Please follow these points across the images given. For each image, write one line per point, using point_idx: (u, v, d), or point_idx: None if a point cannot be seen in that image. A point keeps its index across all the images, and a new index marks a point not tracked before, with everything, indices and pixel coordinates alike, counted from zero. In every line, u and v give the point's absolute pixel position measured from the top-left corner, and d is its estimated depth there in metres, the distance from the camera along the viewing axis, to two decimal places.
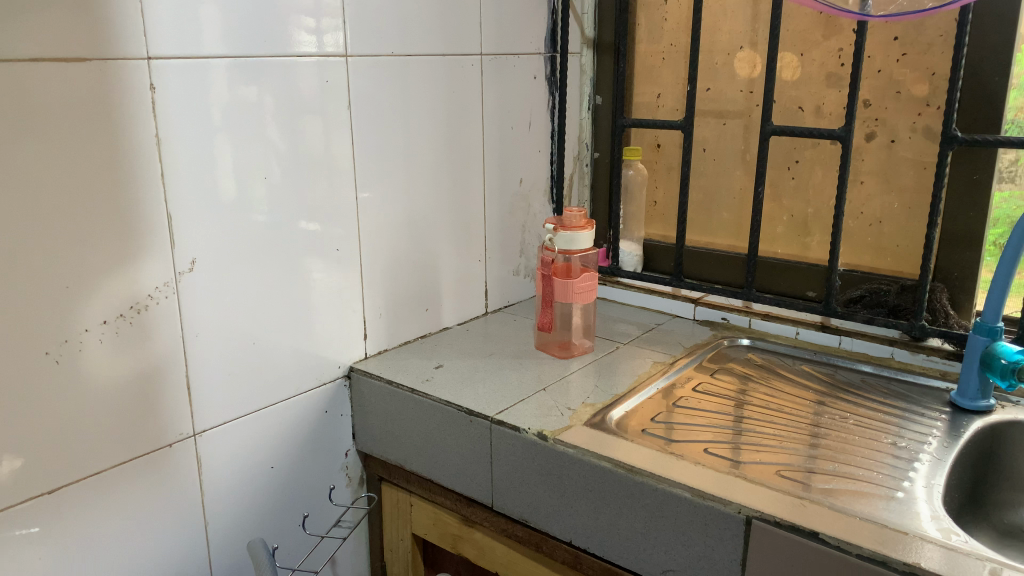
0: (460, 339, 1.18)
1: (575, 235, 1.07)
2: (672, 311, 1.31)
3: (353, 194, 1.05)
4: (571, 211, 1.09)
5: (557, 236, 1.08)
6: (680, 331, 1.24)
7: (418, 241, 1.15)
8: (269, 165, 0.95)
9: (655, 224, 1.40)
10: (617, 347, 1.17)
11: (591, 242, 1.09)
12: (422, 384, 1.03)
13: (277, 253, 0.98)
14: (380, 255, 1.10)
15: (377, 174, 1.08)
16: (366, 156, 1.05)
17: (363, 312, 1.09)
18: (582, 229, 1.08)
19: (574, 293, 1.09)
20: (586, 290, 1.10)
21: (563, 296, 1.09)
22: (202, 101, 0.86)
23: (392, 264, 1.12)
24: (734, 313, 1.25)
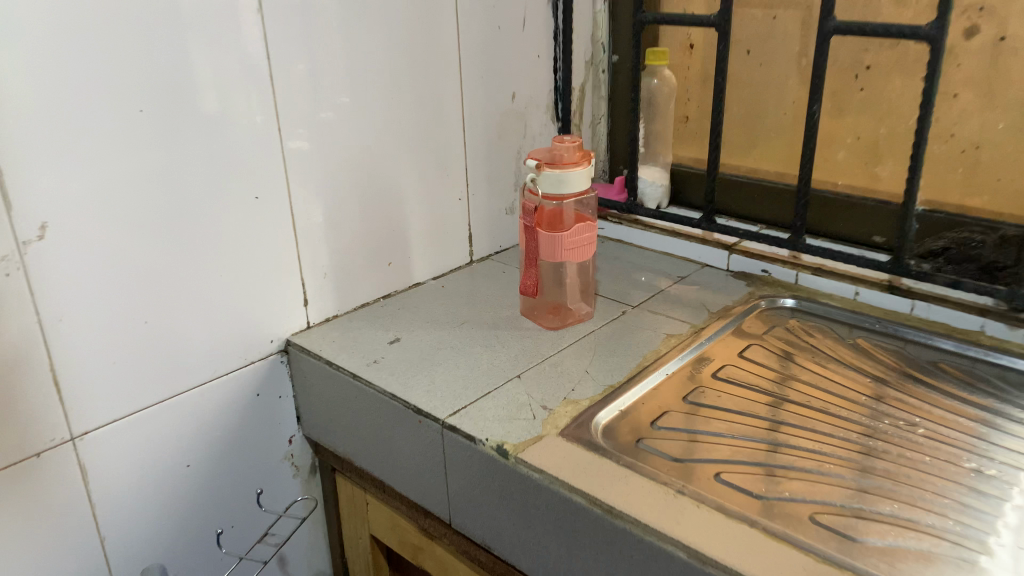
0: (430, 302, 0.96)
1: (567, 176, 0.82)
2: (701, 259, 1.05)
3: (274, 124, 0.81)
4: (562, 142, 0.84)
5: (544, 177, 0.83)
6: (708, 286, 0.99)
7: (374, 180, 0.92)
8: (152, 89, 0.71)
9: (686, 145, 1.13)
10: (624, 310, 0.93)
11: (588, 184, 0.85)
12: (367, 368, 0.82)
13: (171, 206, 0.75)
14: (321, 200, 0.88)
15: (311, 98, 0.84)
16: (294, 75, 0.81)
17: (301, 273, 0.88)
18: (576, 167, 0.83)
19: (566, 251, 0.85)
20: (582, 246, 0.86)
21: (552, 254, 0.85)
22: (34, 9, 0.63)
23: (337, 211, 0.90)
24: (778, 264, 0.99)
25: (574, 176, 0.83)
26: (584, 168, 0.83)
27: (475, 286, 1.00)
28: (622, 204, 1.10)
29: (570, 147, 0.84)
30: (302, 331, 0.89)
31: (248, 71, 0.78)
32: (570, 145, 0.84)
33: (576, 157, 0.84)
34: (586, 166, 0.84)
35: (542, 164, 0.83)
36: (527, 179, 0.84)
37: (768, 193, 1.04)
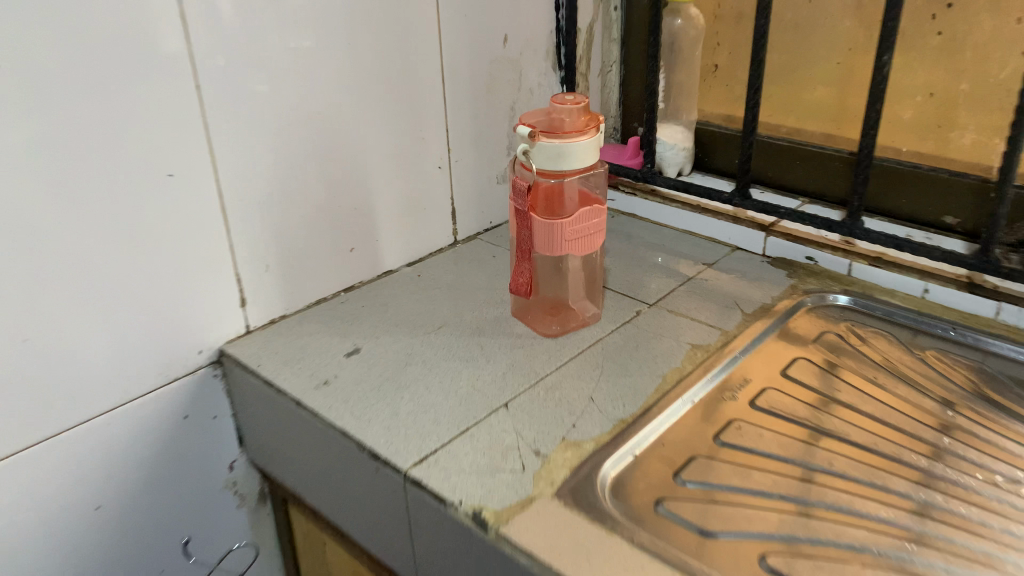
0: (399, 299, 0.78)
1: (568, 148, 0.64)
2: (732, 241, 0.87)
3: (189, 82, 0.62)
4: (563, 104, 0.66)
5: (539, 149, 0.65)
6: (741, 276, 0.81)
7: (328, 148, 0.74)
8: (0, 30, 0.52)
9: (714, 99, 0.94)
10: (638, 310, 0.75)
11: (595, 158, 0.66)
12: (314, 392, 0.65)
13: (47, 189, 0.57)
14: (259, 177, 0.69)
15: (241, 45, 0.65)
16: (214, 14, 0.62)
17: (234, 267, 0.70)
18: (581, 137, 0.65)
19: (566, 242, 0.68)
20: (586, 236, 0.68)
21: (549, 247, 0.68)
22: None
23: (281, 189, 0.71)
24: (826, 251, 0.80)
25: (578, 149, 0.65)
26: (590, 139, 0.65)
27: (457, 276, 0.83)
28: (636, 172, 0.92)
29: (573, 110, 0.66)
30: (233, 344, 0.72)
31: (151, 10, 0.58)
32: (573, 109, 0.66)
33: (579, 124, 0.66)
34: (593, 135, 0.66)
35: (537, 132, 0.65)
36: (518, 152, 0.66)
37: (815, 158, 0.86)
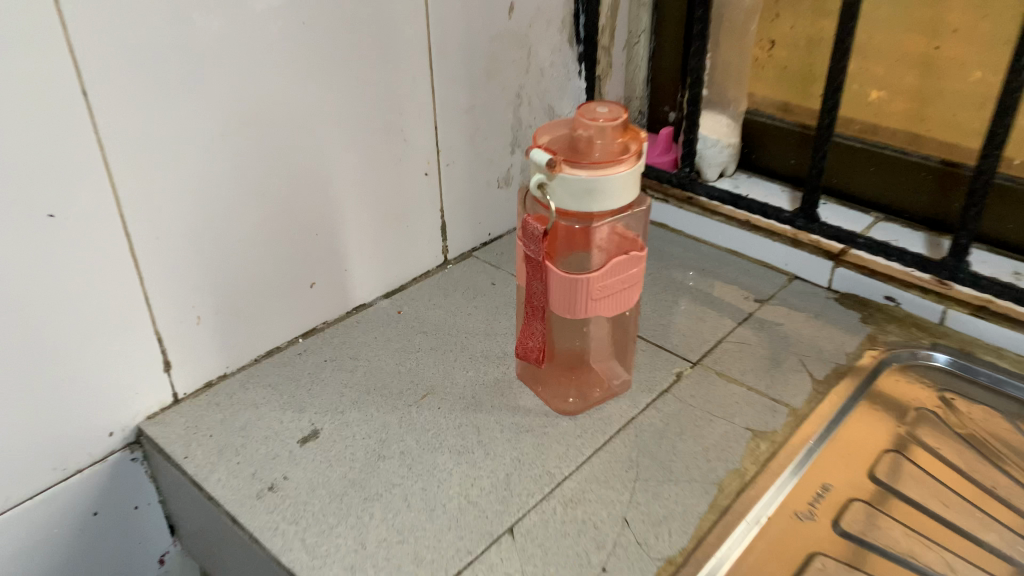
0: (373, 349, 0.61)
1: (601, 183, 0.47)
2: (789, 268, 0.70)
3: (71, 91, 0.44)
4: (594, 122, 0.48)
5: (561, 183, 0.47)
6: (803, 320, 0.65)
7: (278, 163, 0.55)
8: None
9: (769, 84, 0.75)
10: (679, 374, 0.59)
11: (634, 194, 0.49)
12: (255, 502, 0.49)
13: None
14: (181, 208, 0.51)
15: (152, 35, 0.46)
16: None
17: (152, 324, 0.53)
18: (618, 167, 0.47)
19: (592, 302, 0.50)
20: (619, 292, 0.51)
21: (570, 308, 0.50)
22: None
23: (214, 221, 0.54)
24: (914, 292, 0.64)
25: (613, 185, 0.47)
26: (630, 170, 0.47)
27: (446, 313, 0.66)
28: (670, 175, 0.74)
29: (606, 130, 0.48)
30: (156, 421, 0.55)
31: None
32: (605, 128, 0.48)
33: (615, 149, 0.48)
34: (635, 165, 0.48)
35: (559, 160, 0.47)
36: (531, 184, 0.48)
37: (898, 168, 0.69)
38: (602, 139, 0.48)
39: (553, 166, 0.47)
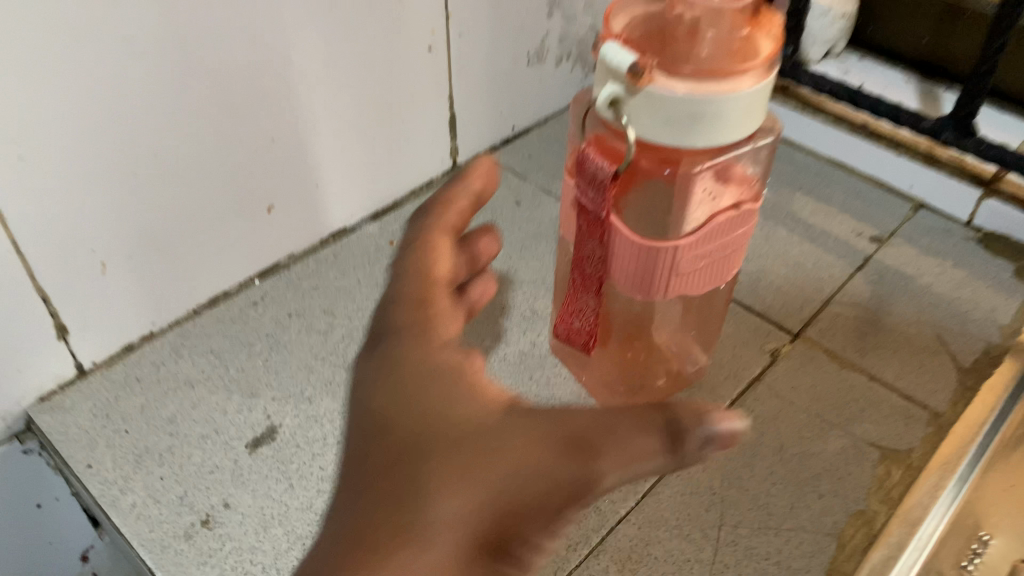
0: (355, 301, 0.45)
1: (713, 107, 0.28)
2: (915, 192, 0.52)
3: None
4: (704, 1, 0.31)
5: (647, 102, 0.29)
6: (937, 270, 0.48)
7: (209, 43, 0.37)
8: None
9: None
10: (774, 353, 0.43)
11: (757, 124, 0.30)
12: (182, 546, 0.35)
13: None
14: (51, 114, 0.33)
15: None
16: None
17: (33, 282, 0.37)
18: (741, 81, 0.29)
19: (674, 280, 0.33)
20: (712, 265, 0.34)
21: (639, 285, 0.34)
22: None
23: (111, 131, 0.36)
24: None
25: (731, 111, 0.29)
26: (760, 87, 0.29)
27: None
28: None
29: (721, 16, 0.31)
30: (52, 408, 0.40)
31: None
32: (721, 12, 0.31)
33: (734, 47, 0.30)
34: (767, 77, 0.29)
35: (650, 60, 0.28)
36: (600, 100, 0.30)
37: None
38: (712, 28, 0.31)
39: (638, 70, 0.28)
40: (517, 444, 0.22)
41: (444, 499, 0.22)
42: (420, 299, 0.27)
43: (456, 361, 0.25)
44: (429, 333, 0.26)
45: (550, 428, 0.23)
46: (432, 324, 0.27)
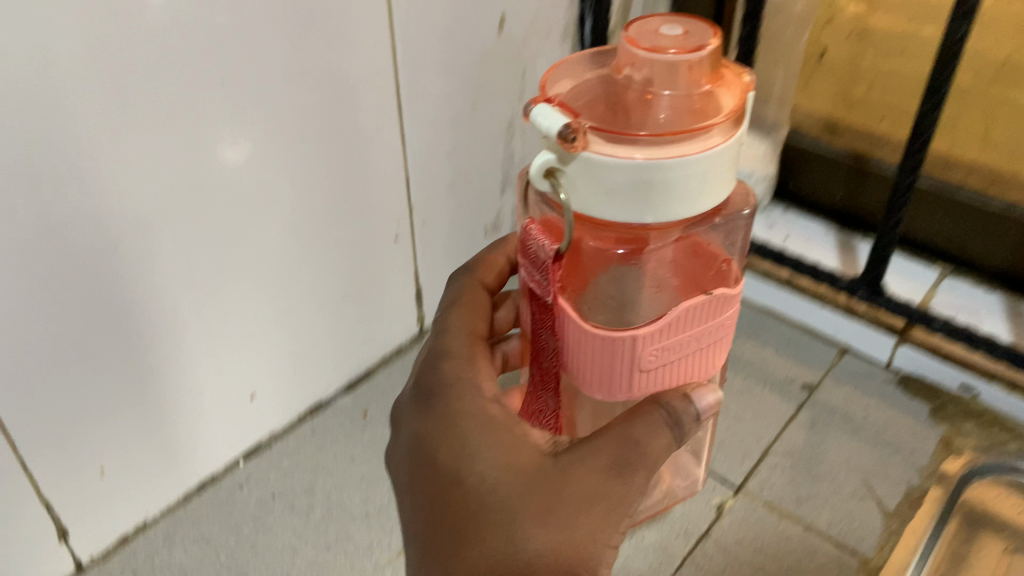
0: (334, 479, 0.49)
1: (665, 174, 0.27)
2: (841, 337, 0.58)
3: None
4: (655, 57, 0.29)
5: (584, 168, 0.27)
6: (865, 414, 0.53)
7: (209, 278, 0.41)
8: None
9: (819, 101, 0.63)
10: (720, 507, 0.48)
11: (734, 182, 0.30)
12: None
13: None
14: (64, 362, 0.37)
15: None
16: None
17: (39, 498, 0.40)
18: (694, 149, 0.27)
19: (644, 375, 0.31)
20: (697, 351, 0.32)
21: (606, 384, 0.31)
22: None
23: (120, 360, 0.39)
24: (996, 385, 0.52)
25: (693, 178, 0.27)
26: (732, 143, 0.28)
27: None
28: None
29: (681, 62, 0.29)
30: None
31: None
32: (678, 62, 0.29)
33: (699, 81, 0.29)
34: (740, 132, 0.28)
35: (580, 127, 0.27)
36: (534, 168, 0.28)
37: (978, 218, 0.56)
38: (670, 88, 0.29)
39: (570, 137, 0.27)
40: (576, 501, 0.29)
41: (558, 526, 0.29)
42: (470, 352, 0.34)
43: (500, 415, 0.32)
44: (480, 388, 0.32)
45: (596, 473, 0.30)
46: (479, 364, 0.34)
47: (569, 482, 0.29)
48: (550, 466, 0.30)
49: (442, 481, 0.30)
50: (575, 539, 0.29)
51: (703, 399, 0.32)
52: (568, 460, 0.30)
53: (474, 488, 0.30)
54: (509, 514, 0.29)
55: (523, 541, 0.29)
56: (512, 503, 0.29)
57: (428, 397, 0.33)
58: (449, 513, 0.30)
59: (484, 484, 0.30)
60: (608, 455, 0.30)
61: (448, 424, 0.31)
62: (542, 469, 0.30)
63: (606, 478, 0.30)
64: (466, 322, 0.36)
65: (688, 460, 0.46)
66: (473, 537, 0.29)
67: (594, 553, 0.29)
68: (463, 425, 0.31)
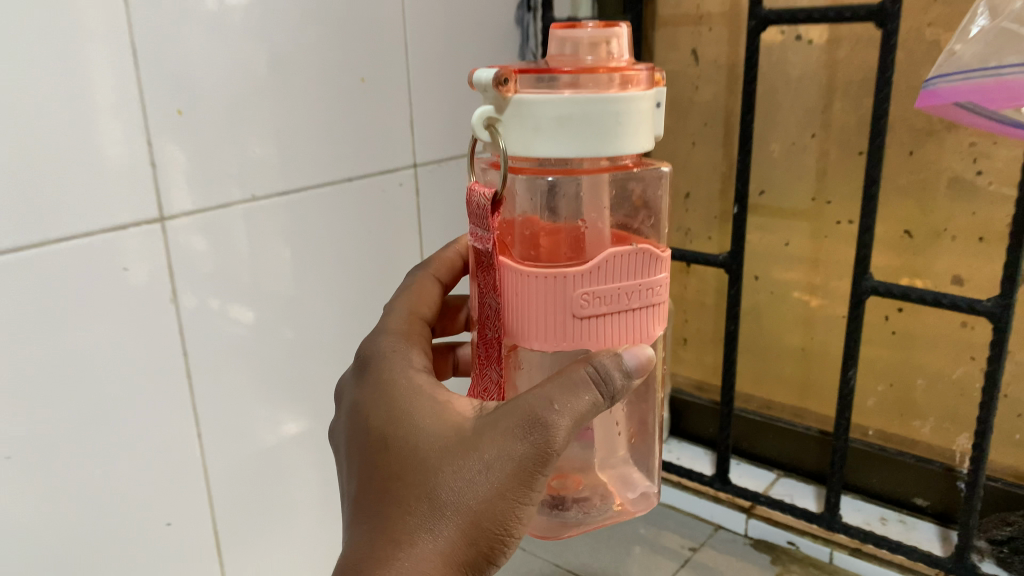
0: None
1: (583, 108, 0.38)
2: (714, 518, 0.89)
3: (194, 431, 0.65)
4: (575, 33, 0.42)
5: (518, 109, 0.39)
6: (730, 561, 0.83)
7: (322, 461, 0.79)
8: (6, 388, 0.52)
9: (691, 369, 1.00)
10: None
11: (652, 142, 0.41)
12: None
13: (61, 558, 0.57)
14: (257, 504, 0.73)
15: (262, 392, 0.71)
16: (238, 366, 0.68)
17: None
18: (614, 90, 0.39)
19: (581, 306, 0.42)
20: (630, 307, 0.43)
21: (552, 313, 0.42)
22: None
23: (278, 506, 0.75)
24: (807, 537, 0.83)
25: (609, 117, 0.38)
26: (637, 97, 0.39)
27: None
28: None
29: (593, 39, 0.42)
30: None
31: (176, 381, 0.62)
32: (595, 41, 0.42)
33: (612, 56, 0.42)
34: (649, 90, 0.40)
35: (513, 74, 0.38)
36: (476, 121, 0.40)
37: (788, 435, 0.92)
38: (591, 56, 0.42)
39: (503, 80, 0.38)
40: (479, 456, 0.43)
41: (461, 474, 0.43)
42: (405, 329, 0.54)
43: (440, 399, 0.46)
44: (414, 363, 0.50)
45: (503, 434, 0.43)
46: (414, 338, 0.53)
47: (488, 438, 0.43)
48: (470, 431, 0.44)
49: (386, 438, 0.46)
50: (477, 489, 0.42)
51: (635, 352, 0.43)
52: (485, 425, 0.43)
53: (407, 445, 0.45)
54: (426, 464, 0.44)
55: (430, 484, 0.43)
56: (429, 457, 0.44)
57: (370, 360, 0.51)
58: (390, 460, 0.45)
59: (418, 443, 0.44)
60: (527, 416, 0.42)
61: (393, 396, 0.48)
62: (457, 433, 0.44)
63: (521, 435, 0.42)
64: (404, 311, 0.57)
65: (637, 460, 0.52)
66: (400, 480, 0.44)
67: (496, 499, 0.42)
68: (415, 402, 0.47)
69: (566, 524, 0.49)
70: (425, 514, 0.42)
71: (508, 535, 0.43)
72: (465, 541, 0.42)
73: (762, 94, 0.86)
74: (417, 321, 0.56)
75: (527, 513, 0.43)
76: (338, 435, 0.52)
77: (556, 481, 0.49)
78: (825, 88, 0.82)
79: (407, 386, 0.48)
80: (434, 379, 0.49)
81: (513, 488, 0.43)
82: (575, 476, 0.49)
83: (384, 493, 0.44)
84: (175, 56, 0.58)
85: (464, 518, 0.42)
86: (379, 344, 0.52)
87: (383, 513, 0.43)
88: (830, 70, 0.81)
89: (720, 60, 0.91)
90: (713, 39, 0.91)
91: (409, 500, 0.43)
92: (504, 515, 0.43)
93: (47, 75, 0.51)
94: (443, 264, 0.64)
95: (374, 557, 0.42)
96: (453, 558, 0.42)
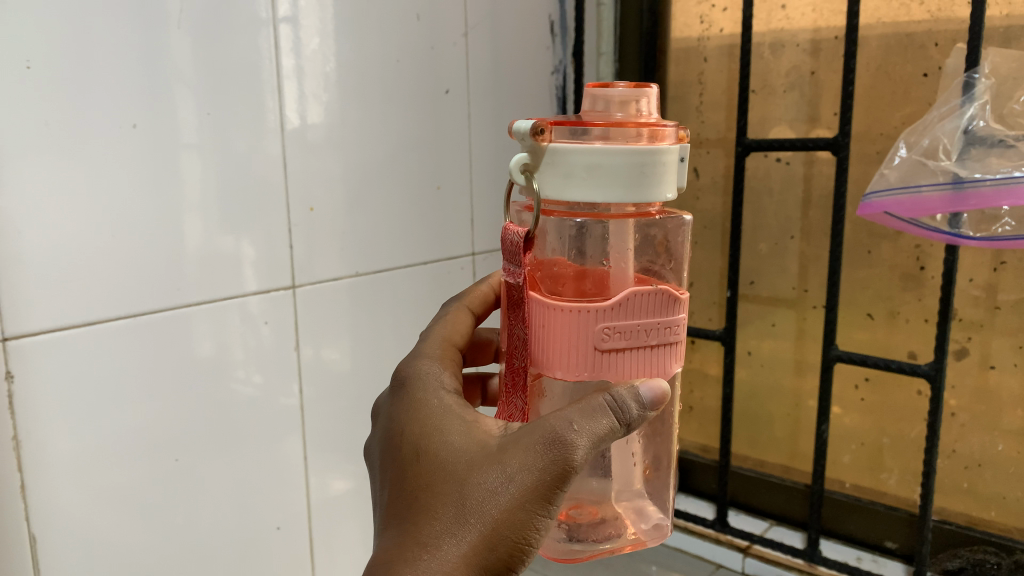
0: None
1: (608, 157, 0.47)
2: (715, 558, 1.05)
3: (300, 451, 0.87)
4: (608, 92, 0.51)
5: (552, 156, 0.48)
6: None
7: None
8: (187, 399, 0.74)
9: (695, 433, 1.17)
10: None
11: (673, 191, 0.50)
12: None
13: (197, 536, 0.77)
14: (338, 510, 0.93)
15: (344, 422, 0.92)
16: (330, 400, 0.90)
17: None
18: (643, 143, 0.48)
19: (602, 338, 0.48)
20: (647, 342, 0.50)
21: (576, 341, 0.48)
22: (109, 369, 0.68)
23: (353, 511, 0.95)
24: (794, 571, 0.98)
25: (633, 166, 0.47)
26: (660, 150, 0.48)
27: None
28: None
29: (624, 97, 0.50)
30: None
31: (284, 407, 0.84)
32: (626, 99, 0.50)
33: (639, 111, 0.51)
34: (671, 145, 0.49)
35: (549, 126, 0.48)
36: (515, 166, 0.49)
37: (779, 487, 1.09)
38: (622, 112, 0.51)
39: (540, 131, 0.48)
40: (501, 472, 0.48)
41: (482, 487, 0.49)
42: (441, 353, 0.62)
43: (471, 418, 0.53)
44: (450, 386, 0.57)
45: (525, 451, 0.48)
46: (449, 362, 0.61)
47: (511, 455, 0.49)
48: (496, 448, 0.50)
49: (417, 452, 0.52)
50: (497, 499, 0.48)
51: (648, 385, 0.49)
52: (509, 443, 0.49)
53: (436, 459, 0.51)
54: (453, 477, 0.50)
55: (455, 495, 0.49)
56: (456, 472, 0.50)
57: (403, 381, 0.59)
58: (423, 471, 0.51)
59: (450, 457, 0.51)
60: (548, 434, 0.48)
61: (427, 414, 0.54)
62: (484, 451, 0.50)
63: (542, 451, 0.48)
64: (439, 337, 0.64)
65: (650, 495, 0.57)
66: (429, 491, 0.50)
67: (515, 509, 0.48)
68: (448, 420, 0.53)
69: (583, 549, 0.53)
70: (448, 520, 0.48)
71: (528, 544, 0.49)
72: (487, 546, 0.48)
73: (749, 204, 1.07)
74: (450, 348, 0.63)
75: (545, 524, 0.49)
76: (373, 449, 0.59)
77: (572, 510, 0.54)
78: (803, 200, 1.02)
79: (439, 406, 0.55)
80: (463, 401, 0.56)
81: (533, 499, 0.48)
82: (591, 507, 0.55)
83: (414, 502, 0.50)
84: (316, 175, 0.83)
85: (487, 525, 0.48)
86: (415, 366, 0.60)
87: (411, 518, 0.50)
88: (805, 184, 1.01)
89: (717, 176, 1.12)
90: (710, 160, 1.13)
91: (436, 508, 0.49)
92: (524, 524, 0.48)
93: (245, 188, 0.76)
94: (477, 302, 0.71)
95: (400, 558, 0.48)
96: (476, 561, 0.48)
